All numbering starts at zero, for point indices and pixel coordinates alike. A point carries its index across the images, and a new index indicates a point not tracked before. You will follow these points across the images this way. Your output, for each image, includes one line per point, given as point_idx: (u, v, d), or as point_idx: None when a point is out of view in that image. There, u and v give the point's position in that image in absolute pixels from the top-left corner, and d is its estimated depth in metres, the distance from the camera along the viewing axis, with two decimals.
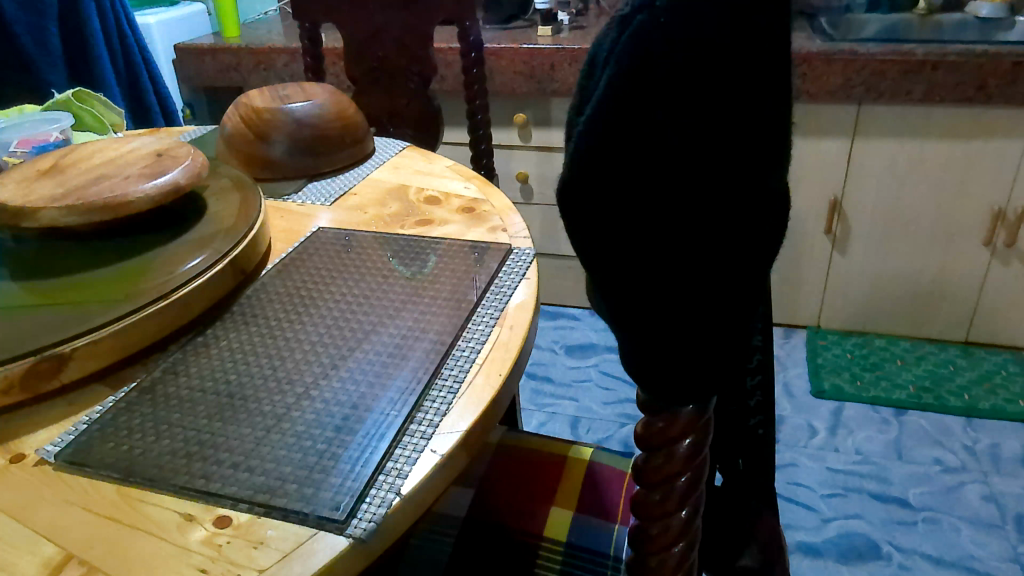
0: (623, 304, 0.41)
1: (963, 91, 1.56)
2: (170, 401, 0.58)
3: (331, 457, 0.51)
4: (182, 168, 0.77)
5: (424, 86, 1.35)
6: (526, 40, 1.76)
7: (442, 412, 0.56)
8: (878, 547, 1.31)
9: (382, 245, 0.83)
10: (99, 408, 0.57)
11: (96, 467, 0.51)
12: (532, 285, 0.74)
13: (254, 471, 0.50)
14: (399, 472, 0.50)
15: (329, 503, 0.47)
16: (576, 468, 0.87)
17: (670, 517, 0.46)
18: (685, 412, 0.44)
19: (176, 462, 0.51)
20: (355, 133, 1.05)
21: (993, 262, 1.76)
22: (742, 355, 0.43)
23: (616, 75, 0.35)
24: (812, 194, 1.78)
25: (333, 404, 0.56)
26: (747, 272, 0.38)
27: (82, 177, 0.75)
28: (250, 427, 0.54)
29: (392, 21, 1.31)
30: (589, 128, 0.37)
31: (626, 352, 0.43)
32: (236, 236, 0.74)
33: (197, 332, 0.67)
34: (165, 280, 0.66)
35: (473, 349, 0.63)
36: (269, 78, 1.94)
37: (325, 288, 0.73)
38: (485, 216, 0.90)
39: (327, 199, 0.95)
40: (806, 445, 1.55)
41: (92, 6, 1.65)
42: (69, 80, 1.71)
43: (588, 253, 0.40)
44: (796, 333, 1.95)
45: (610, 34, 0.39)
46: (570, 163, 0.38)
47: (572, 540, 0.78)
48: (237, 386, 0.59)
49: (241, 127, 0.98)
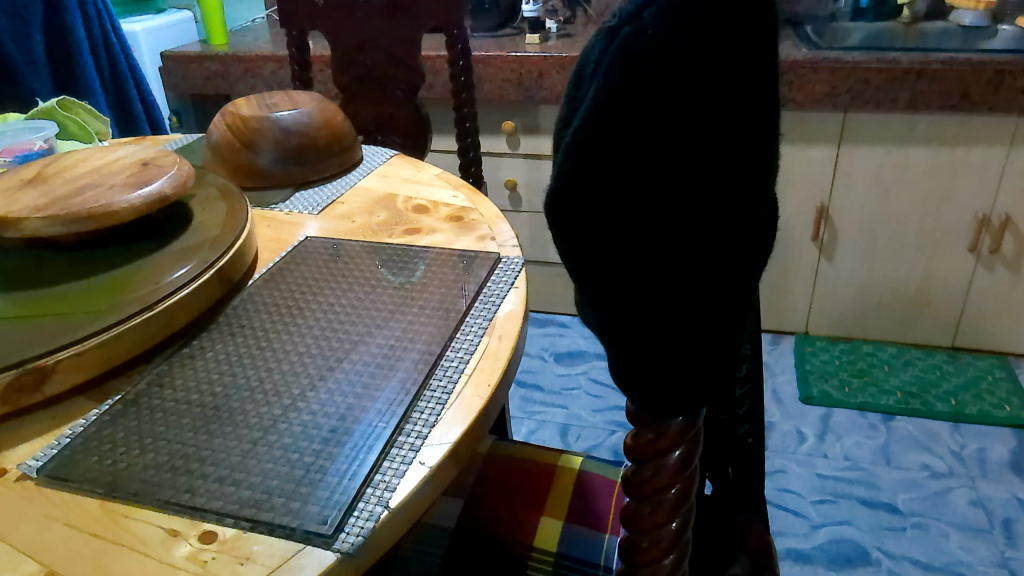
0: (612, 318, 0.40)
1: (946, 99, 1.58)
2: (155, 414, 0.57)
3: (319, 470, 0.50)
4: (167, 178, 0.76)
5: (412, 94, 1.34)
6: (514, 48, 1.76)
7: (431, 424, 0.55)
8: (867, 553, 1.32)
9: (372, 255, 0.82)
10: (83, 422, 0.57)
11: (79, 482, 0.50)
12: (520, 295, 0.73)
13: (240, 485, 0.49)
14: (388, 485, 0.50)
15: (316, 517, 0.47)
16: (567, 477, 0.87)
17: (661, 529, 0.46)
18: (674, 424, 0.44)
19: (161, 476, 0.51)
20: (343, 142, 1.05)
21: (978, 268, 1.77)
22: (731, 366, 0.42)
23: (603, 86, 0.35)
24: (800, 201, 1.79)
25: (320, 415, 0.56)
26: (733, 281, 0.38)
27: (66, 186, 0.75)
28: (236, 440, 0.53)
29: (379, 30, 1.31)
30: (576, 139, 0.36)
31: (614, 366, 0.43)
32: (223, 246, 0.74)
33: (183, 344, 0.66)
34: (151, 289, 0.66)
35: (461, 359, 0.63)
36: (257, 85, 1.93)
37: (313, 298, 0.73)
38: (474, 225, 0.89)
39: (314, 207, 0.95)
40: (795, 451, 1.56)
41: (77, 13, 1.64)
42: (53, 88, 1.69)
43: (576, 266, 0.40)
44: (784, 339, 1.96)
45: (596, 47, 0.39)
46: (558, 177, 0.38)
47: (562, 551, 0.77)
48: (222, 398, 0.58)
49: (227, 136, 0.97)
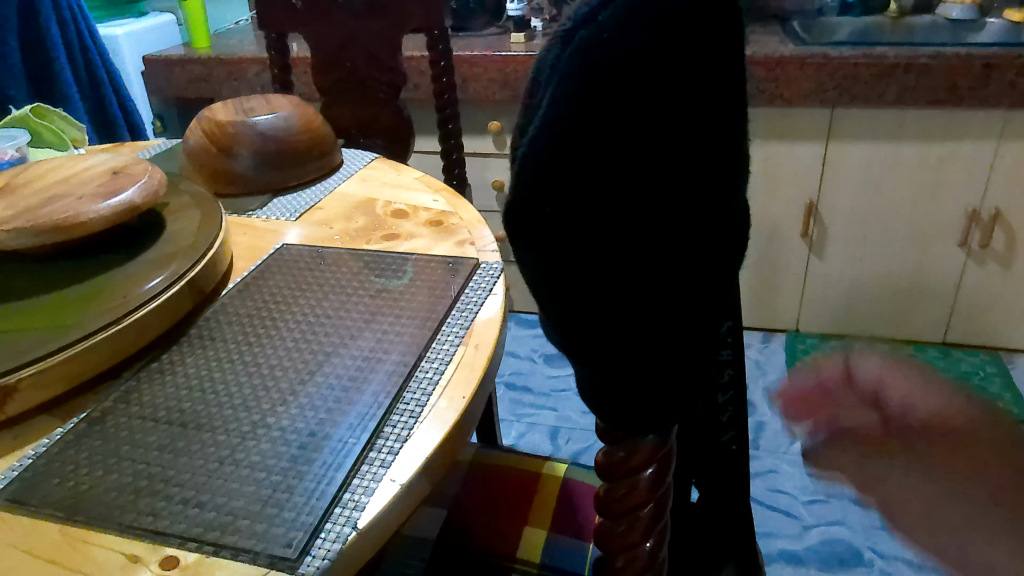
0: (579, 334, 0.39)
1: (934, 93, 1.56)
2: (120, 432, 0.55)
3: (285, 489, 0.49)
4: (138, 187, 0.74)
5: (394, 95, 1.33)
6: (499, 47, 1.74)
7: (403, 438, 0.54)
8: (860, 554, 1.30)
9: (350, 261, 0.80)
10: (46, 441, 0.55)
11: (40, 506, 0.49)
12: (499, 301, 0.72)
13: (204, 507, 0.48)
14: (356, 504, 0.48)
15: (281, 540, 0.45)
16: (552, 485, 0.85)
17: (635, 550, 0.45)
18: (646, 442, 0.43)
19: (124, 498, 0.49)
20: (322, 146, 1.03)
21: (969, 263, 1.76)
22: (704, 378, 0.41)
23: (559, 94, 0.34)
24: (789, 198, 1.78)
25: (290, 431, 0.54)
26: (702, 292, 0.37)
27: (35, 197, 0.73)
28: (202, 459, 0.52)
29: (358, 30, 1.29)
30: (535, 150, 0.35)
31: (583, 383, 0.41)
32: (196, 256, 0.72)
33: (153, 358, 0.64)
34: (119, 302, 0.64)
35: (436, 370, 0.61)
36: (240, 88, 1.91)
37: (287, 308, 0.71)
38: (454, 229, 0.88)
39: (292, 213, 0.93)
40: (787, 451, 1.55)
41: (52, 18, 1.62)
42: (30, 96, 1.67)
43: (539, 281, 0.38)
44: (775, 336, 1.95)
45: (552, 52, 0.38)
46: (517, 189, 0.37)
47: (546, 561, 0.76)
48: (192, 414, 0.57)
49: (204, 141, 0.96)
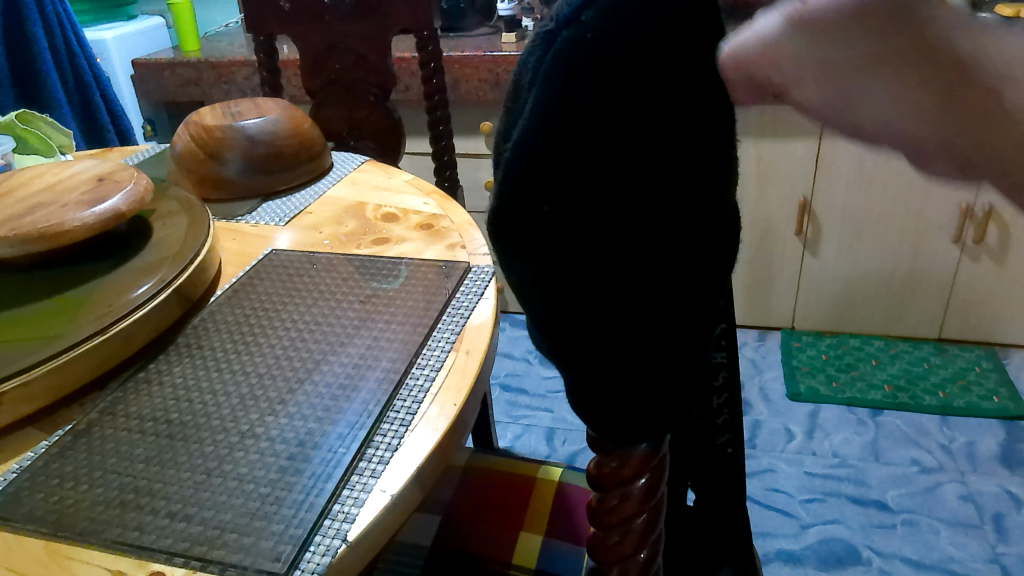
0: (567, 343, 0.38)
1: None
2: (106, 444, 0.54)
3: (274, 501, 0.48)
4: (124, 194, 0.73)
5: (384, 97, 1.32)
6: (490, 47, 1.73)
7: (394, 447, 0.53)
8: (857, 552, 1.30)
9: (339, 266, 0.80)
10: (31, 455, 0.54)
11: (23, 522, 0.48)
12: (490, 305, 0.71)
13: (191, 521, 0.47)
14: (346, 515, 0.47)
15: (269, 554, 0.44)
16: (546, 489, 0.85)
17: (628, 561, 0.44)
18: (638, 451, 0.42)
19: (110, 512, 0.48)
20: (311, 150, 1.02)
21: (963, 259, 1.76)
22: (695, 384, 0.40)
23: (543, 98, 0.33)
24: (782, 196, 1.78)
25: (278, 442, 0.53)
26: (691, 298, 0.36)
27: (19, 205, 0.72)
28: (189, 471, 0.51)
29: (348, 32, 1.28)
30: (519, 155, 0.34)
31: (571, 391, 0.41)
32: (183, 263, 0.71)
33: (139, 367, 0.63)
34: (105, 312, 0.63)
35: (427, 376, 0.60)
36: (231, 91, 1.90)
37: (276, 315, 0.70)
38: (444, 233, 0.87)
39: (281, 218, 0.92)
40: (783, 450, 1.55)
41: (38, 23, 1.61)
42: (18, 101, 1.66)
43: (525, 289, 0.38)
44: (771, 334, 1.95)
45: (533, 55, 0.37)
46: (501, 196, 0.36)
47: (541, 567, 0.75)
48: (179, 425, 0.56)
49: (192, 146, 0.95)
